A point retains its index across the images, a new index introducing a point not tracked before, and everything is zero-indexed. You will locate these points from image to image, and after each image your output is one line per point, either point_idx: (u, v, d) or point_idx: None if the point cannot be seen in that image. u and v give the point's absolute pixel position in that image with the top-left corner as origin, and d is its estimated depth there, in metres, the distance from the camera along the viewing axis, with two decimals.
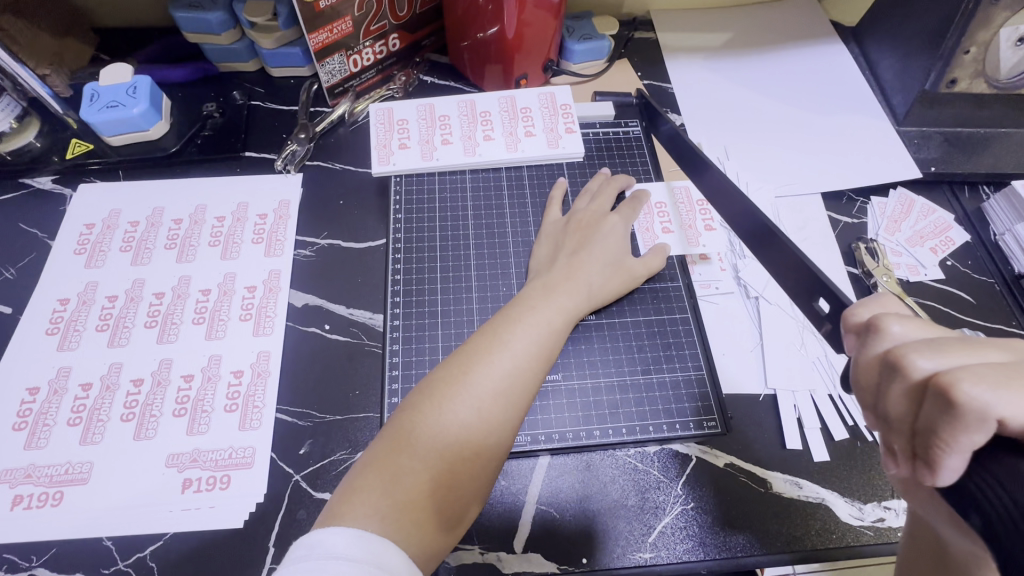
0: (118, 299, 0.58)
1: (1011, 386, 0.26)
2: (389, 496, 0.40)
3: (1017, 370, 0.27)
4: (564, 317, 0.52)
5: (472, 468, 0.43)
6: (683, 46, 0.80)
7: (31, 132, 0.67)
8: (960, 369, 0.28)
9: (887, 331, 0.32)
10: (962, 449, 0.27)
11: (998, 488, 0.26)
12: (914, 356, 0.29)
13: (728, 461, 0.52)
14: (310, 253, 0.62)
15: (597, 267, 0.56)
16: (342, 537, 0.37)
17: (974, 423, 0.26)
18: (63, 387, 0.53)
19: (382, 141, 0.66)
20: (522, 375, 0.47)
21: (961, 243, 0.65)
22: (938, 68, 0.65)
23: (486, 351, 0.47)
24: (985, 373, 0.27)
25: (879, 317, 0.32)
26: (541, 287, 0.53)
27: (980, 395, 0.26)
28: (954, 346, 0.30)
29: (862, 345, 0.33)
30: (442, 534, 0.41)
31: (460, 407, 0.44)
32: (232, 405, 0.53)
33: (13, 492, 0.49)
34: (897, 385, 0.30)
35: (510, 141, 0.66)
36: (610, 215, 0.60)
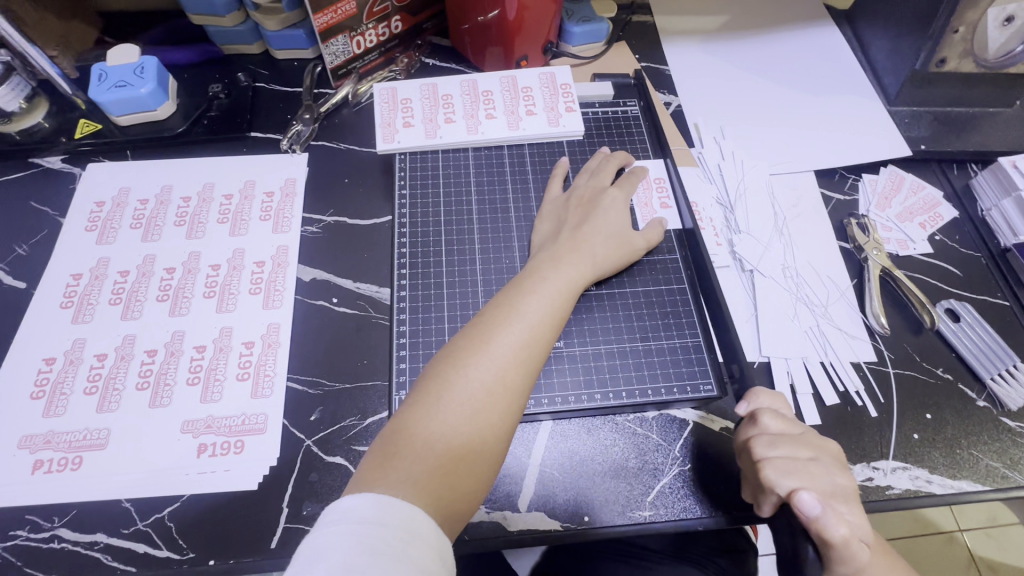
0: (130, 274, 0.60)
1: (795, 474, 0.46)
2: (418, 462, 0.42)
3: (808, 466, 0.47)
4: (573, 287, 0.54)
5: (496, 430, 0.45)
6: (680, 29, 0.82)
7: (39, 113, 0.68)
8: (774, 458, 0.46)
9: (759, 423, 0.49)
10: (767, 505, 0.47)
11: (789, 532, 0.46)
12: (759, 448, 0.47)
13: (723, 425, 0.54)
14: (317, 229, 0.64)
15: (600, 239, 0.57)
16: (366, 502, 0.38)
17: (768, 490, 0.46)
18: (78, 358, 0.55)
19: (386, 120, 0.67)
20: (537, 343, 0.49)
21: (949, 218, 0.67)
22: (927, 49, 0.67)
23: (502, 321, 0.49)
24: (786, 465, 0.46)
25: (757, 411, 0.49)
26: (548, 259, 0.55)
27: (773, 477, 0.45)
28: (786, 441, 0.47)
29: (743, 426, 0.50)
30: (471, 498, 0.43)
31: (480, 374, 0.46)
32: (245, 374, 0.55)
33: (34, 457, 0.50)
34: (746, 458, 0.49)
35: (511, 121, 0.68)
36: (610, 191, 0.61)
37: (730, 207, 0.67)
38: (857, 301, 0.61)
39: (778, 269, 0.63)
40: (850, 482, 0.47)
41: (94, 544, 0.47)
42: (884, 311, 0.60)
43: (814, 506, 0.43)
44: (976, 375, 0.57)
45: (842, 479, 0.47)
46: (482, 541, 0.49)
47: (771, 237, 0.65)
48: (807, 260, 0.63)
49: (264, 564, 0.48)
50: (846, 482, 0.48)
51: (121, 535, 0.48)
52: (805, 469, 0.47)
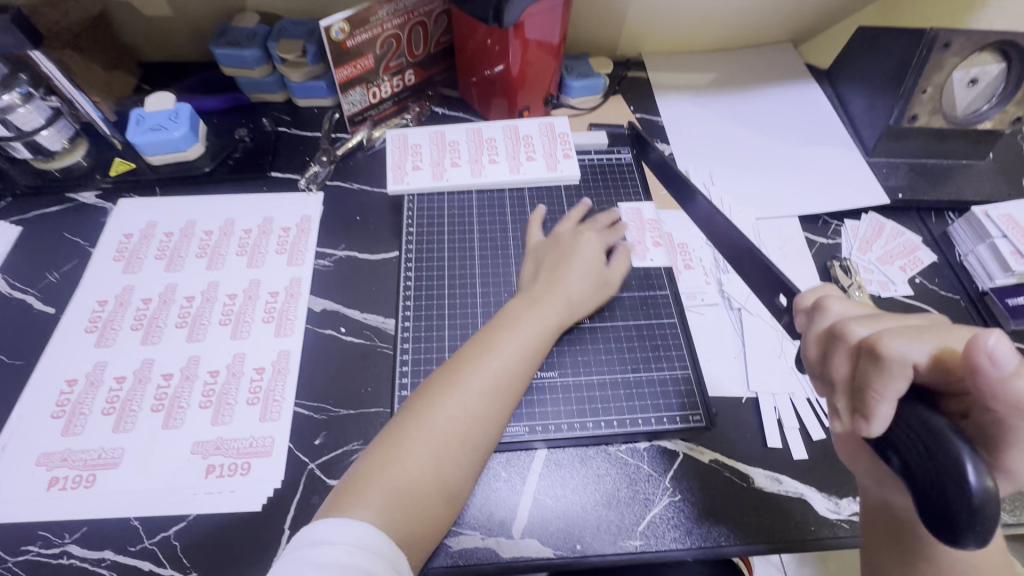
0: (152, 301, 0.63)
1: (926, 337, 0.34)
2: (384, 494, 0.45)
3: (936, 329, 0.35)
4: (548, 327, 0.57)
5: (462, 461, 0.48)
6: (672, 84, 0.88)
7: (79, 152, 0.73)
8: (886, 334, 0.35)
9: (830, 312, 0.40)
10: (889, 397, 0.33)
11: (919, 440, 0.32)
12: (855, 327, 0.37)
13: (712, 457, 0.56)
14: (328, 262, 0.68)
15: (580, 280, 0.61)
16: (339, 529, 0.42)
17: (896, 367, 0.33)
18: (98, 380, 0.58)
19: (397, 164, 0.73)
20: (508, 380, 0.52)
21: (928, 262, 0.71)
22: (899, 106, 0.73)
23: (475, 360, 0.52)
24: (909, 331, 0.34)
25: (824, 298, 0.41)
26: (528, 300, 0.58)
27: (900, 346, 0.33)
28: (886, 318, 0.37)
29: (811, 323, 0.41)
30: (432, 529, 0.46)
31: (449, 410, 0.49)
32: (254, 399, 0.57)
33: (50, 474, 0.52)
34: (840, 351, 0.37)
35: (512, 164, 0.73)
36: (585, 233, 0.65)
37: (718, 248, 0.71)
38: None
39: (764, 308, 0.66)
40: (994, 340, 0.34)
41: (102, 560, 0.49)
42: None
43: (1006, 359, 0.30)
44: None
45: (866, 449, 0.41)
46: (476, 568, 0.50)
47: None
48: None
49: None
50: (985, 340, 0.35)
51: (128, 552, 0.50)
52: (932, 332, 0.34)
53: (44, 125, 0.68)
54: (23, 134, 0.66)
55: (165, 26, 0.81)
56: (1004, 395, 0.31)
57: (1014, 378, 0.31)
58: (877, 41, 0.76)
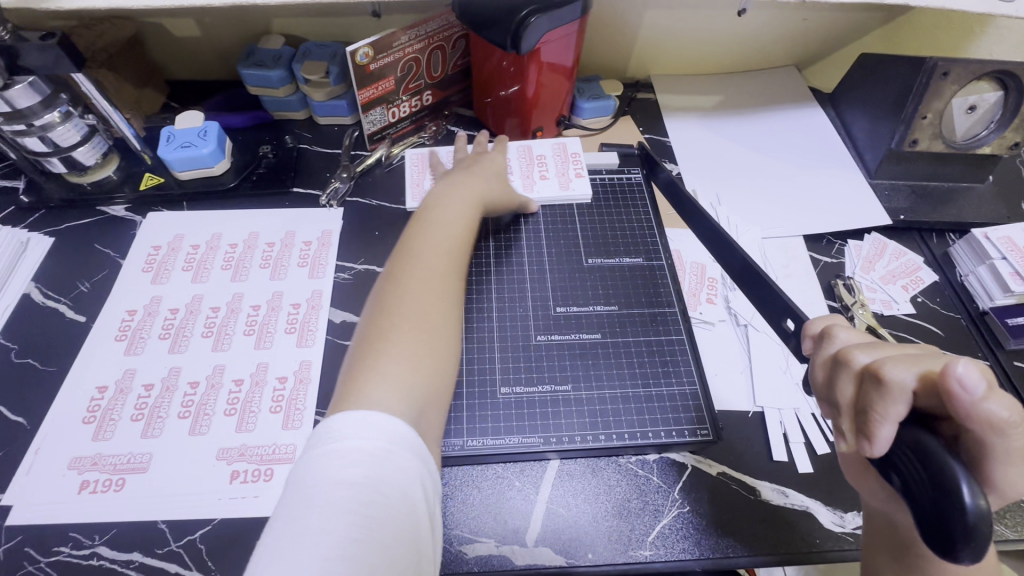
0: (179, 311, 0.66)
1: (923, 362, 0.34)
2: (385, 369, 0.47)
3: (933, 355, 0.35)
4: (473, 194, 0.66)
5: (446, 338, 0.52)
6: (680, 106, 0.91)
7: (111, 166, 0.76)
8: (886, 361, 0.36)
9: (836, 337, 0.41)
10: (890, 419, 0.34)
11: (917, 460, 0.33)
12: (858, 352, 0.37)
13: (720, 470, 0.58)
14: (348, 276, 0.70)
15: (489, 176, 0.70)
16: (352, 420, 0.42)
17: (897, 393, 0.34)
18: (128, 387, 0.60)
19: (416, 182, 0.77)
20: (456, 252, 0.59)
21: (930, 282, 0.73)
22: (900, 131, 0.75)
23: (417, 243, 0.58)
24: (906, 357, 0.35)
25: (830, 326, 0.41)
26: (444, 189, 0.67)
27: (899, 372, 0.34)
28: (886, 344, 0.38)
29: (817, 349, 0.42)
30: (440, 389, 0.49)
31: (413, 290, 0.53)
32: (277, 407, 0.60)
33: (82, 477, 0.55)
34: (844, 376, 0.38)
35: (563, 181, 0.77)
36: (490, 153, 0.75)
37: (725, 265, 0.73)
38: None
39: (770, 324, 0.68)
40: None
41: (130, 562, 0.51)
42: None
43: (975, 382, 0.31)
44: None
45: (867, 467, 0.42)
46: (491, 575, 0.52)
47: None
48: None
49: None
50: None
51: (155, 554, 0.51)
52: (930, 357, 0.35)
53: (80, 141, 0.71)
54: (60, 149, 0.70)
55: (194, 47, 0.84)
56: (989, 418, 0.32)
57: (997, 400, 0.32)
58: (878, 68, 0.78)
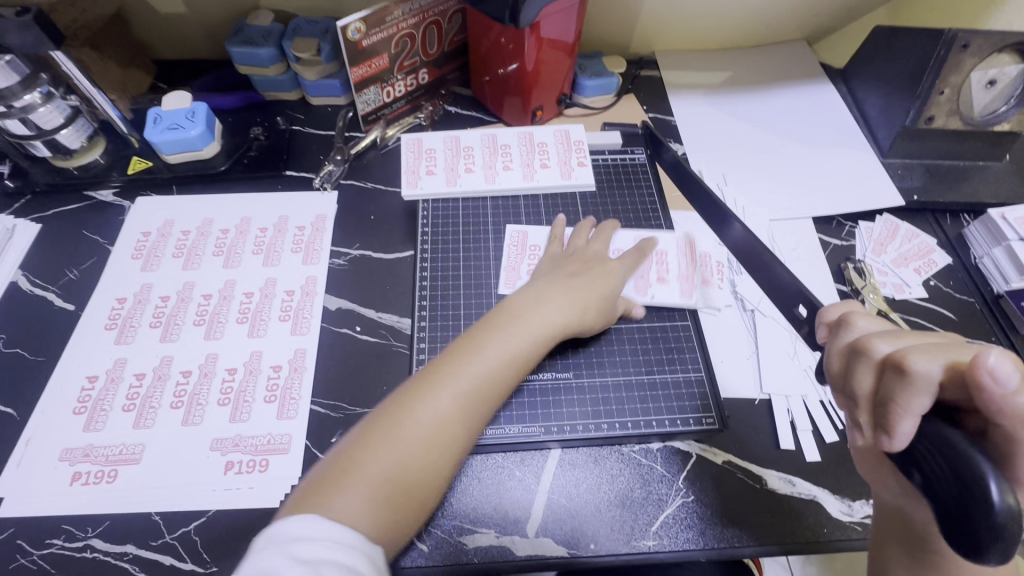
0: (170, 299, 0.64)
1: (950, 352, 0.33)
2: (355, 476, 0.44)
3: (959, 345, 0.34)
4: (544, 335, 0.55)
5: (439, 469, 0.47)
6: (685, 83, 0.88)
7: (97, 150, 0.74)
8: (910, 350, 0.34)
9: (854, 325, 0.39)
10: (913, 411, 0.32)
11: (941, 454, 0.31)
12: (879, 341, 0.36)
13: (725, 458, 0.57)
14: (343, 261, 0.68)
15: (588, 290, 0.59)
16: (304, 522, 0.41)
17: (922, 384, 0.32)
18: (119, 377, 0.59)
19: (511, 265, 0.67)
20: (491, 384, 0.51)
21: (943, 265, 0.70)
22: (916, 107, 0.72)
23: (454, 361, 0.51)
24: (931, 347, 0.33)
25: (848, 314, 0.40)
26: (523, 304, 0.56)
27: (924, 363, 0.32)
28: (907, 333, 0.36)
29: (833, 337, 0.40)
30: (409, 512, 0.45)
31: (421, 410, 0.48)
32: (272, 396, 0.58)
33: (73, 469, 0.53)
34: (862, 366, 0.36)
35: (641, 285, 0.65)
36: (611, 260, 0.63)
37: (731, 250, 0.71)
38: None
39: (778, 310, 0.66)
40: None
41: (124, 554, 0.50)
42: None
43: (1009, 375, 0.29)
44: None
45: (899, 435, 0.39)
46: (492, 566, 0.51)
47: None
48: None
49: None
50: None
51: (150, 546, 0.50)
52: (956, 346, 0.33)
53: (64, 123, 0.69)
54: (42, 132, 0.67)
55: (179, 25, 0.81)
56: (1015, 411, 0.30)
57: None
58: (894, 42, 0.75)
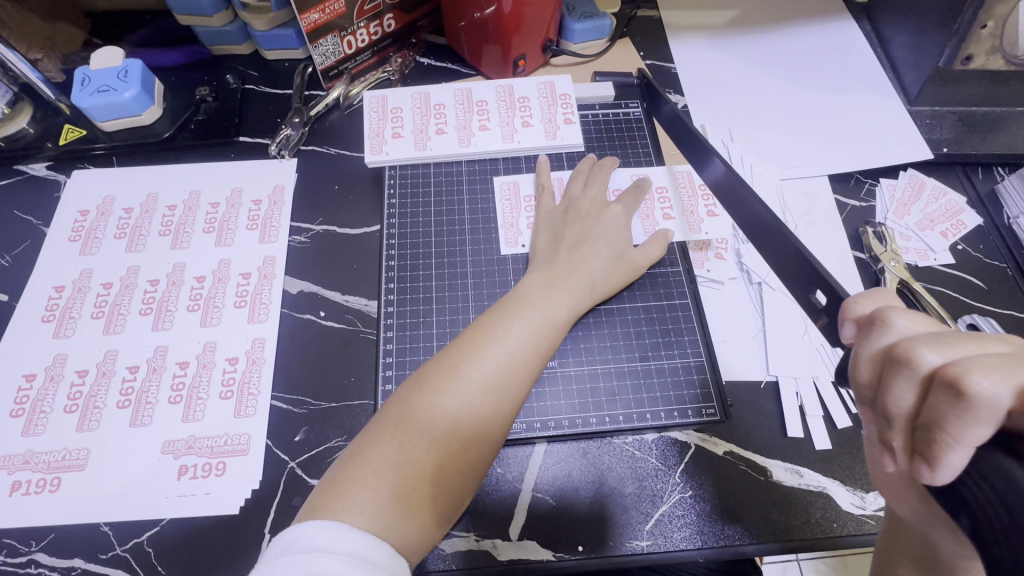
0: (113, 286, 0.58)
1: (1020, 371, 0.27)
2: (380, 476, 0.40)
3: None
4: (565, 313, 0.51)
5: (462, 462, 0.42)
6: (686, 25, 0.78)
7: (22, 119, 0.66)
8: (966, 363, 0.28)
9: (892, 325, 0.32)
10: (964, 441, 0.27)
11: (991, 492, 0.26)
12: (930, 351, 0.29)
13: (727, 449, 0.51)
14: (305, 239, 0.61)
15: (600, 260, 0.54)
16: (322, 530, 0.35)
17: (983, 411, 0.26)
18: (58, 375, 0.53)
19: (509, 220, 0.61)
20: (516, 370, 0.46)
21: (973, 226, 0.63)
22: (952, 44, 0.63)
23: (478, 344, 0.46)
24: (996, 362, 0.27)
25: (884, 310, 0.32)
26: (542, 280, 0.52)
27: (988, 386, 0.26)
28: (959, 339, 0.30)
29: (864, 337, 0.33)
30: (438, 516, 0.41)
31: (447, 402, 0.43)
32: (228, 392, 0.53)
33: (12, 478, 0.49)
34: (902, 379, 0.30)
35: (647, 225, 0.60)
36: (612, 205, 0.58)
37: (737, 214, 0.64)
38: None
39: None
40: None
41: (72, 569, 0.46)
42: None
43: None
44: None
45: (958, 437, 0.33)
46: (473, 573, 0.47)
47: None
48: None
49: None
50: None
51: (99, 560, 0.46)
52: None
53: None
54: None
55: None
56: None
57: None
58: None
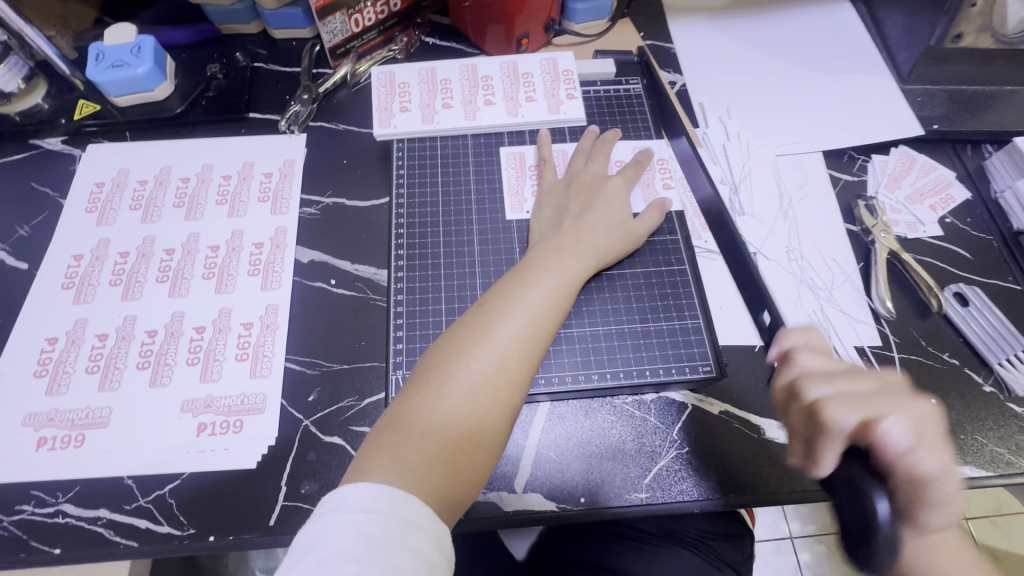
0: (130, 255, 0.60)
1: (862, 406, 0.37)
2: (422, 440, 0.42)
3: (879, 398, 0.37)
4: (575, 277, 0.53)
5: (493, 425, 0.44)
6: (686, 6, 0.80)
7: (38, 94, 0.68)
8: (835, 397, 0.38)
9: (795, 363, 0.42)
10: (830, 449, 0.35)
11: (847, 477, 0.33)
12: (809, 386, 0.39)
13: (722, 408, 0.54)
14: (315, 210, 0.63)
15: (602, 226, 0.56)
16: (363, 491, 0.37)
17: (836, 432, 0.36)
18: (80, 338, 0.55)
19: (515, 188, 0.64)
20: (537, 334, 0.48)
21: (961, 200, 0.65)
22: (943, 24, 0.65)
23: (500, 312, 0.48)
24: (848, 398, 0.37)
25: (792, 350, 0.43)
26: (552, 248, 0.54)
27: (839, 415, 0.36)
28: (842, 376, 0.40)
29: (780, 371, 0.44)
30: (480, 473, 0.43)
31: (479, 366, 0.45)
32: (243, 354, 0.55)
33: (38, 434, 0.51)
34: (797, 411, 0.40)
35: (647, 195, 0.62)
36: (612, 179, 0.60)
37: (736, 187, 0.66)
38: (863, 283, 0.60)
39: (782, 251, 0.62)
40: (938, 413, 0.37)
41: (97, 519, 0.48)
42: (890, 294, 0.59)
43: (901, 436, 0.34)
44: (983, 359, 0.56)
45: (925, 405, 0.37)
46: (480, 522, 0.49)
47: (776, 219, 0.64)
48: (812, 243, 0.62)
49: (263, 541, 0.48)
50: (931, 409, 0.37)
51: (124, 510, 0.49)
52: (876, 400, 0.37)
53: None
54: None
55: None
56: (919, 468, 0.33)
57: (925, 453, 0.33)
58: None
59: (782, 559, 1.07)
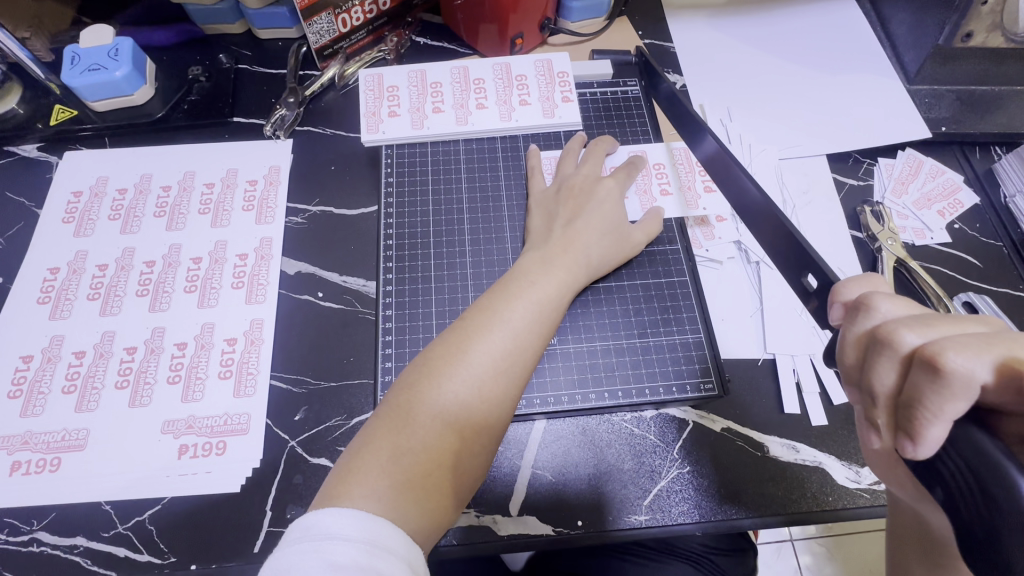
0: (108, 268, 0.57)
1: (992, 347, 0.27)
2: (396, 463, 0.40)
3: (1002, 334, 0.28)
4: (563, 291, 0.50)
5: (472, 445, 0.42)
6: (685, 4, 0.77)
7: (13, 98, 0.65)
8: (945, 341, 0.28)
9: (874, 309, 0.32)
10: (942, 417, 0.27)
11: (969, 471, 0.27)
12: (902, 329, 0.30)
13: (724, 425, 0.52)
14: (301, 220, 0.61)
15: (594, 235, 0.54)
16: (342, 517, 0.35)
17: (959, 388, 0.27)
18: (56, 356, 0.53)
19: (510, 197, 0.62)
20: (521, 351, 0.46)
21: (970, 206, 0.63)
22: (952, 22, 0.63)
23: (481, 327, 0.46)
24: (971, 338, 0.28)
25: (868, 295, 0.33)
26: (538, 260, 0.52)
27: (964, 362, 0.27)
28: (938, 319, 0.30)
29: (849, 322, 0.34)
30: (456, 495, 0.41)
31: (456, 386, 0.43)
32: (227, 372, 0.53)
33: (11, 458, 0.49)
34: (883, 361, 0.30)
35: (643, 201, 0.60)
36: (605, 181, 0.58)
37: None
38: None
39: None
40: None
41: (74, 547, 0.46)
42: None
43: None
44: None
45: None
46: (473, 546, 0.47)
47: None
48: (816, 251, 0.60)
49: (248, 568, 0.46)
50: None
51: (102, 538, 0.47)
52: (1001, 337, 0.28)
53: None
54: None
55: None
56: None
57: None
58: None
59: (783, 563, 1.05)
